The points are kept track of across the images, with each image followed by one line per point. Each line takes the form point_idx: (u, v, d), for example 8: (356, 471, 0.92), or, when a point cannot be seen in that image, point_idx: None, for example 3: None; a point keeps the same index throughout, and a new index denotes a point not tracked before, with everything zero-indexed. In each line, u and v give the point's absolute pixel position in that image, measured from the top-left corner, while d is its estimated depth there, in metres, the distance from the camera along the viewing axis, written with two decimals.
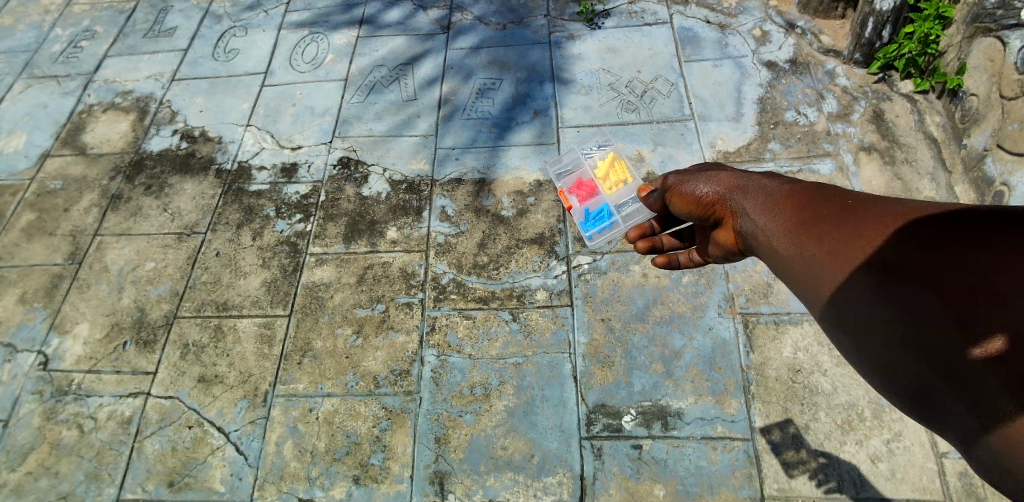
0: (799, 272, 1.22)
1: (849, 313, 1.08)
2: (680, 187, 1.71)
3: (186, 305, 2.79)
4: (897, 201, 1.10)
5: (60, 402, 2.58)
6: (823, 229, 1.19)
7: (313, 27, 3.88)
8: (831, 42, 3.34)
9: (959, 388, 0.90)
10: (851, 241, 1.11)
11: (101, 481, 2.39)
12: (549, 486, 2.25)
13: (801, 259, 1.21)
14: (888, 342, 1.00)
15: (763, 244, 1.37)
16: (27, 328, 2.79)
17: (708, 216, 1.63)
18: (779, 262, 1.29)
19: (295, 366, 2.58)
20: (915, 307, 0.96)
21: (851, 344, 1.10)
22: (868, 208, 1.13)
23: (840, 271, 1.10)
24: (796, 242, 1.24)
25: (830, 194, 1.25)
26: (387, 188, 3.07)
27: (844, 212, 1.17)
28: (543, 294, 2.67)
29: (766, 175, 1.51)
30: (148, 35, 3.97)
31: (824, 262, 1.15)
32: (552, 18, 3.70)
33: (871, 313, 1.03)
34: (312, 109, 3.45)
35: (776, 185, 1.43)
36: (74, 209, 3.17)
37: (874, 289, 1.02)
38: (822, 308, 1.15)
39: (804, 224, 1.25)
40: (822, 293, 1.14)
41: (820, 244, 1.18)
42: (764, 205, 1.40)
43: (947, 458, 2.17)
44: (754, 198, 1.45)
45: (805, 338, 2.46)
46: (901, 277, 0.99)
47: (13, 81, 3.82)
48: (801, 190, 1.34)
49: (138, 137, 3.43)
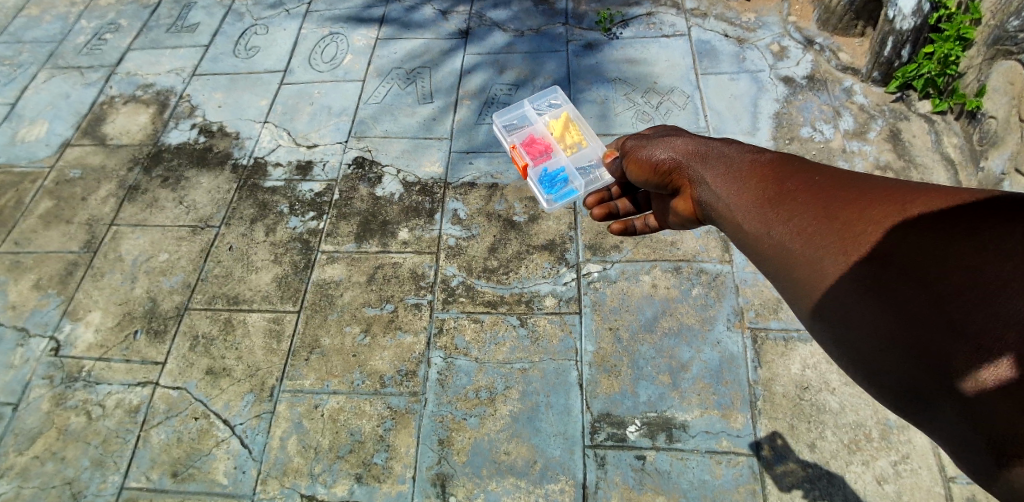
0: (771, 254, 1.22)
1: (833, 308, 1.07)
2: (641, 155, 1.73)
3: (197, 297, 2.82)
4: (873, 183, 1.11)
5: (70, 388, 2.60)
6: (798, 211, 1.18)
7: (334, 27, 3.93)
8: (849, 59, 3.33)
9: (951, 388, 0.92)
10: (831, 227, 1.10)
11: (106, 468, 2.41)
12: (551, 493, 2.25)
13: (779, 244, 1.20)
14: (875, 340, 1.01)
15: (734, 222, 1.35)
16: (40, 314, 2.82)
17: (670, 184, 1.67)
18: (754, 245, 1.28)
19: (302, 362, 2.60)
20: (903, 302, 0.96)
21: (834, 338, 1.09)
22: (845, 189, 1.13)
23: (827, 260, 1.08)
24: (773, 224, 1.22)
25: (805, 174, 1.24)
26: (400, 190, 3.09)
27: (821, 193, 1.17)
28: (552, 300, 2.67)
29: (729, 143, 1.52)
30: (171, 30, 4.03)
31: (804, 249, 1.14)
32: (570, 27, 3.72)
33: (856, 307, 1.03)
34: (329, 108, 3.48)
35: (746, 160, 1.42)
36: (92, 198, 3.22)
37: (860, 280, 1.02)
38: (802, 299, 1.15)
39: (781, 203, 1.23)
40: (804, 283, 1.14)
41: (797, 226, 1.17)
42: (734, 177, 1.40)
43: (954, 482, 2.14)
44: (715, 168, 1.48)
45: (814, 356, 2.44)
46: (888, 269, 0.99)
47: (37, 70, 3.89)
48: (773, 165, 1.33)
49: (157, 130, 3.48)
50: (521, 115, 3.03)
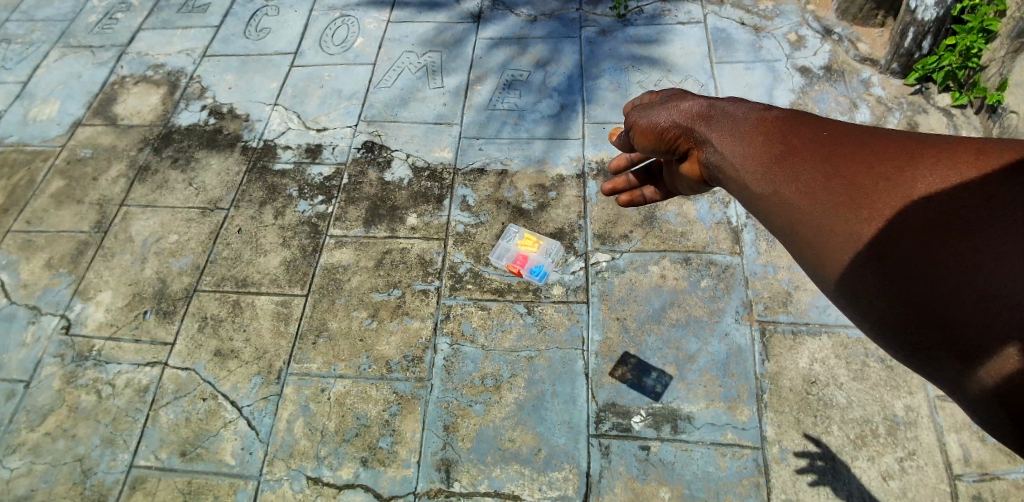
0: (773, 216, 1.07)
1: (842, 275, 0.93)
2: (639, 120, 1.49)
3: (206, 279, 2.83)
4: (889, 139, 0.94)
5: (81, 366, 2.63)
6: (802, 167, 1.02)
7: (345, 9, 3.89)
8: (868, 50, 3.26)
9: (965, 371, 0.79)
10: (839, 186, 0.95)
11: (116, 446, 2.44)
12: (555, 481, 2.25)
13: (782, 203, 1.04)
14: (887, 313, 0.87)
15: (734, 184, 1.18)
16: (52, 293, 2.85)
17: (672, 149, 1.43)
18: (755, 207, 1.13)
19: (310, 346, 2.61)
20: (910, 276, 0.83)
21: (845, 308, 0.96)
22: (854, 143, 0.97)
23: (835, 228, 0.94)
24: (774, 182, 1.06)
25: (816, 128, 1.06)
26: (409, 175, 3.08)
27: (829, 148, 1.00)
28: (559, 289, 2.66)
29: (733, 100, 1.30)
30: (182, 10, 4.01)
31: (809, 209, 0.98)
32: (584, 12, 3.67)
33: (866, 276, 0.89)
34: (340, 92, 3.46)
35: (748, 117, 1.21)
36: (103, 178, 3.23)
37: (871, 248, 0.88)
38: (810, 263, 1.01)
39: (783, 160, 1.06)
40: (811, 250, 0.99)
41: (801, 184, 1.01)
42: (734, 137, 1.21)
43: (961, 480, 2.13)
44: (719, 127, 1.28)
45: (823, 350, 2.42)
46: (900, 236, 0.84)
47: (49, 49, 3.89)
48: (775, 119, 1.15)
49: (168, 111, 3.48)
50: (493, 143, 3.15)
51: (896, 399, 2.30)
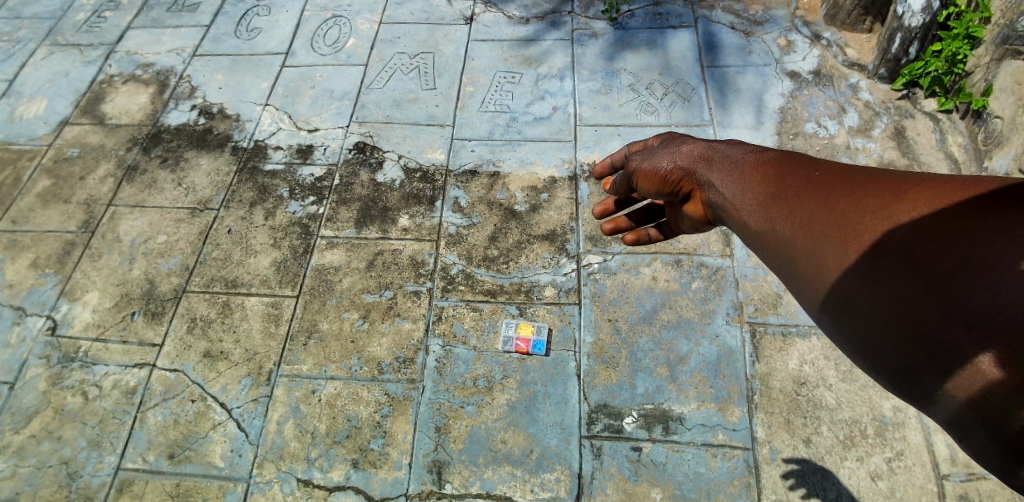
0: (771, 248, 1.06)
1: (838, 306, 0.91)
2: (639, 164, 1.47)
3: (196, 280, 2.81)
4: (877, 172, 0.95)
5: (67, 368, 2.60)
6: (800, 209, 1.01)
7: (337, 10, 3.89)
8: (856, 56, 3.30)
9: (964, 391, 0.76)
10: (830, 224, 0.94)
11: (102, 449, 2.40)
12: (547, 482, 2.25)
13: (778, 237, 1.04)
14: (882, 338, 0.85)
15: (738, 221, 1.17)
16: (38, 293, 2.81)
17: (676, 192, 1.41)
18: (758, 244, 1.11)
19: (300, 347, 2.59)
20: (905, 295, 0.81)
21: (847, 343, 0.93)
22: (846, 180, 0.97)
23: (830, 253, 0.92)
24: (771, 218, 1.06)
25: (808, 168, 1.07)
26: (401, 176, 3.07)
27: (821, 187, 1.00)
28: (551, 291, 2.66)
29: (734, 143, 1.31)
30: (172, 9, 3.99)
31: (803, 242, 0.98)
32: (576, 16, 3.69)
33: (859, 308, 0.87)
34: (332, 92, 3.45)
35: (748, 158, 1.23)
36: (90, 177, 3.19)
37: (864, 275, 0.86)
38: (809, 298, 0.98)
39: (779, 198, 1.07)
40: (807, 284, 0.97)
41: (795, 217, 1.01)
42: (733, 175, 1.22)
43: (948, 480, 2.15)
44: (717, 165, 1.28)
45: (812, 352, 2.45)
46: (893, 265, 0.83)
47: (36, 46, 3.84)
48: (772, 159, 1.16)
49: (157, 110, 3.45)
50: (489, 147, 3.16)
51: (884, 399, 2.32)
